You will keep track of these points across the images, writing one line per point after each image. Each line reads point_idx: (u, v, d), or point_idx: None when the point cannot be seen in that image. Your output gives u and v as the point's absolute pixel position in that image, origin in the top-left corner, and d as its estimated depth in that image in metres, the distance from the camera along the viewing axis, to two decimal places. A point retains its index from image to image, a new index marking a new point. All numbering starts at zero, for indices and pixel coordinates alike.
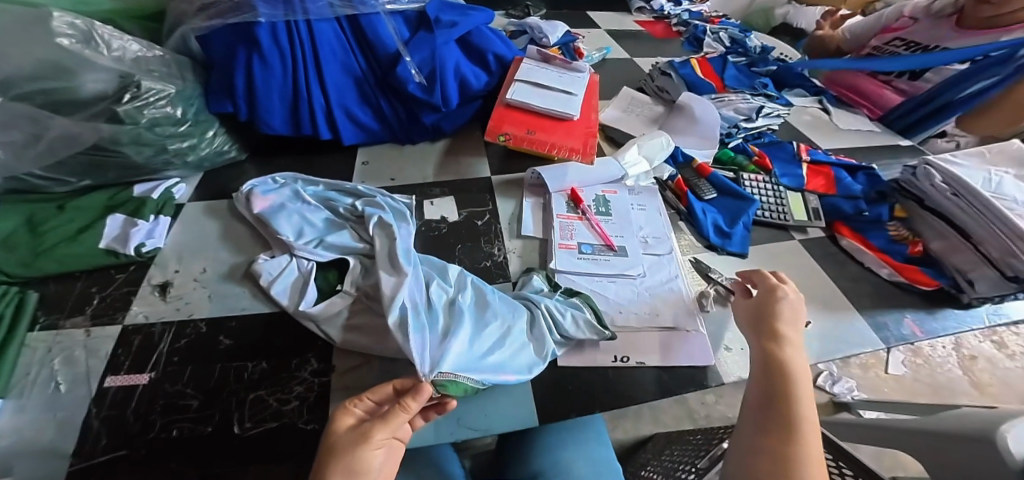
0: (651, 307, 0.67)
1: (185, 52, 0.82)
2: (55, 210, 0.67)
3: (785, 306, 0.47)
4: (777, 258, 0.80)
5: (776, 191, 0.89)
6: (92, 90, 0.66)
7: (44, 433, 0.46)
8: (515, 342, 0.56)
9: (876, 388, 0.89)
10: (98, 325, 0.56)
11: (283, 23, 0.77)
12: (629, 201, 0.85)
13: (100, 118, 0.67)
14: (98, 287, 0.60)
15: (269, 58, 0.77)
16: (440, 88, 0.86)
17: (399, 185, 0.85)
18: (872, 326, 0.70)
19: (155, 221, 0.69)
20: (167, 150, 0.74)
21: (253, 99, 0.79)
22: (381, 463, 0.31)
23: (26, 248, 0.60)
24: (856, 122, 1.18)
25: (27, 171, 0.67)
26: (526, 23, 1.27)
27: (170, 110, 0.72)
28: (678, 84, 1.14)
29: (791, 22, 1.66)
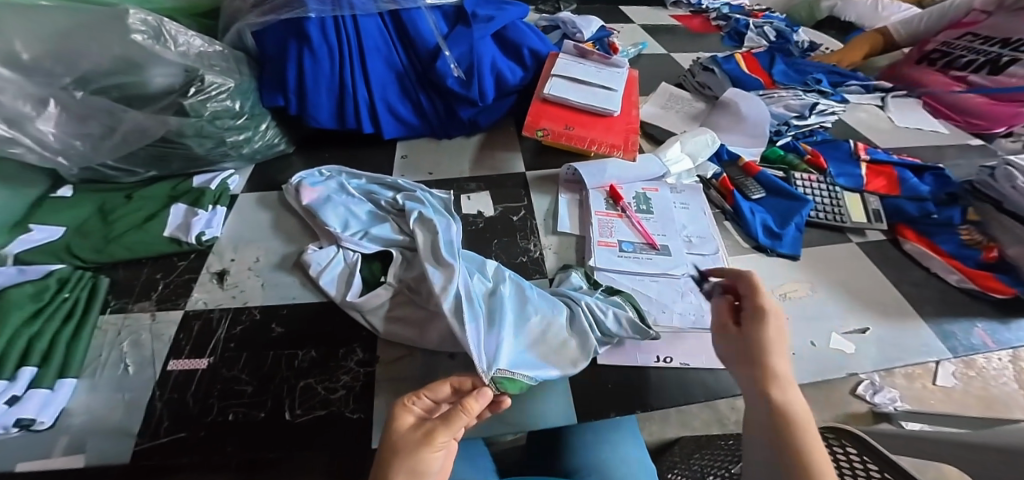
0: (697, 308, 0.66)
1: (240, 48, 0.85)
2: (124, 200, 0.70)
3: (774, 327, 0.38)
4: (829, 262, 0.77)
5: (832, 192, 0.86)
6: (160, 85, 0.69)
7: (114, 413, 0.48)
8: (556, 338, 0.56)
9: (922, 400, 0.81)
10: (162, 309, 0.58)
11: (331, 18, 0.79)
12: (672, 199, 0.84)
13: (166, 111, 0.70)
14: (162, 274, 0.63)
15: (318, 52, 0.79)
16: (478, 83, 0.86)
17: (437, 179, 0.85)
18: (938, 335, 0.66)
19: (213, 211, 0.71)
20: (225, 143, 0.76)
21: (302, 93, 0.81)
22: (439, 466, 0.29)
23: (98, 235, 0.64)
24: (918, 121, 1.12)
25: (102, 162, 0.72)
26: (559, 18, 1.25)
27: (229, 103, 0.74)
28: (722, 80, 1.12)
29: (839, 14, 1.58)
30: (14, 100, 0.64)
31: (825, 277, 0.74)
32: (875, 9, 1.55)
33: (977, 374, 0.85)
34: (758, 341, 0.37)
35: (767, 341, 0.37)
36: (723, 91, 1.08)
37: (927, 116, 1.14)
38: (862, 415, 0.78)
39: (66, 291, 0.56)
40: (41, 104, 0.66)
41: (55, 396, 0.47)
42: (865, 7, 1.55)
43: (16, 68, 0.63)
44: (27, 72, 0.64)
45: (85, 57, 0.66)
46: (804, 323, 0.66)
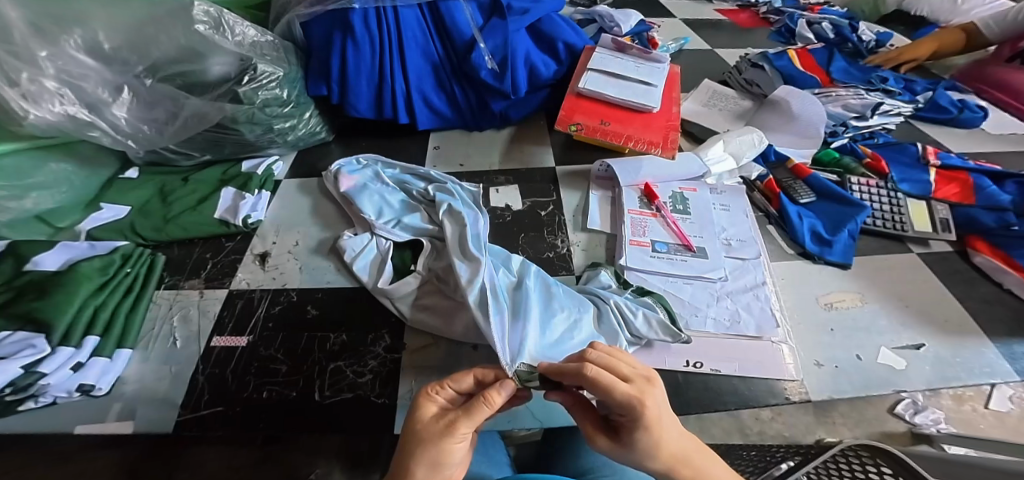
0: (733, 313, 0.63)
1: (290, 39, 0.87)
2: (180, 182, 0.74)
3: (652, 407, 0.28)
4: (883, 273, 0.72)
5: (893, 198, 0.81)
6: (218, 73, 0.73)
7: (162, 384, 0.51)
8: (583, 334, 0.55)
9: (970, 425, 0.58)
10: (210, 288, 0.61)
11: (374, 9, 0.80)
12: (711, 200, 0.81)
13: (221, 99, 0.73)
14: (212, 254, 0.66)
15: (360, 43, 0.80)
16: (511, 75, 0.86)
17: (467, 171, 0.85)
18: (1006, 356, 0.61)
19: (258, 195, 0.74)
20: (273, 130, 0.79)
21: (344, 83, 0.83)
22: (460, 456, 0.29)
23: (157, 215, 0.68)
24: (1007, 126, 1.05)
25: (164, 146, 0.76)
26: (597, 11, 1.21)
27: (279, 91, 0.77)
28: (772, 77, 1.07)
29: (909, 7, 1.48)
30: (95, 87, 0.69)
31: (878, 289, 0.69)
32: (950, 2, 1.44)
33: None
34: (648, 446, 0.28)
35: (657, 438, 0.28)
36: (773, 88, 1.03)
37: (1014, 121, 1.06)
38: (899, 435, 0.57)
39: (128, 266, 0.59)
40: (117, 91, 0.70)
41: (114, 364, 0.50)
42: (940, 2, 1.46)
43: (97, 57, 0.68)
44: (107, 60, 0.69)
45: (156, 46, 0.70)
46: (850, 335, 0.63)
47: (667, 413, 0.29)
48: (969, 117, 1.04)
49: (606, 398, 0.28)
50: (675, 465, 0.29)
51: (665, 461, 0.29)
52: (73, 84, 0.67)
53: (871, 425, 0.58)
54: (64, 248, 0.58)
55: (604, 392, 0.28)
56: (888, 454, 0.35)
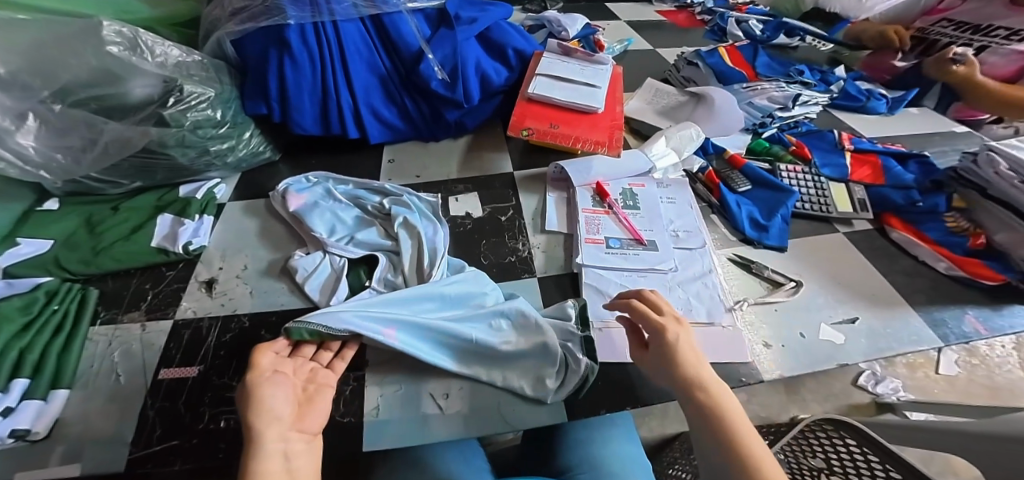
0: (685, 301, 0.66)
1: (222, 57, 0.85)
2: (110, 212, 0.70)
3: (685, 339, 0.45)
4: (816, 252, 0.78)
5: (817, 183, 0.87)
6: (140, 95, 0.70)
7: (107, 424, 0.47)
8: (430, 331, 0.53)
9: (925, 389, 0.83)
10: (152, 319, 0.58)
11: (311, 24, 0.79)
12: (659, 194, 0.84)
13: (146, 122, 0.70)
14: (151, 284, 0.62)
15: (298, 58, 0.79)
16: (463, 85, 0.86)
17: (424, 182, 0.85)
18: (930, 324, 0.68)
19: (199, 220, 0.71)
20: (208, 152, 0.76)
21: (285, 101, 0.81)
22: (274, 393, 0.39)
23: (86, 247, 0.64)
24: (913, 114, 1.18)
25: (84, 175, 0.71)
26: (545, 17, 1.25)
27: (211, 112, 0.74)
28: (706, 75, 1.13)
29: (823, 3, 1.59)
30: None
31: (816, 269, 0.75)
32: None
33: (981, 362, 0.85)
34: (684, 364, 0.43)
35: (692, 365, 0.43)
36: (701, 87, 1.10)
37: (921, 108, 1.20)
38: (864, 406, 0.82)
39: (55, 303, 0.55)
40: (20, 118, 0.65)
41: (49, 406, 0.47)
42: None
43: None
44: (4, 85, 0.64)
45: (62, 72, 0.66)
46: (792, 315, 0.67)
47: (693, 350, 0.45)
48: (874, 105, 1.15)
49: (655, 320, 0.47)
50: (694, 386, 0.41)
51: (687, 377, 0.42)
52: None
53: (839, 400, 0.83)
54: None
55: (650, 317, 0.47)
56: (845, 423, 0.49)
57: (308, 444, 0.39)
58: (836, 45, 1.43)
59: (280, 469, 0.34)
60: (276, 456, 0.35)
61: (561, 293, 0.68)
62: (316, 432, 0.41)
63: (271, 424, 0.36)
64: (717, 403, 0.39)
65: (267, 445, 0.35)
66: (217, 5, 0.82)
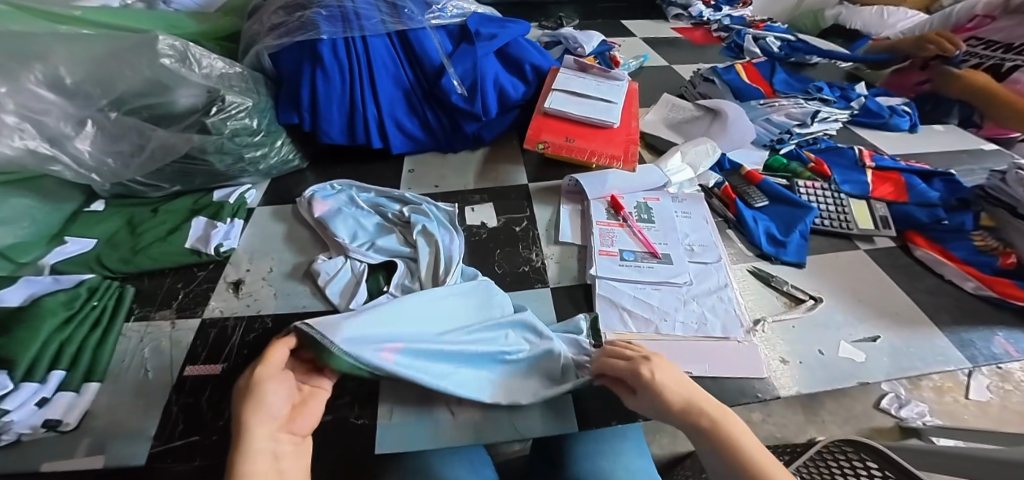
0: (699, 315, 0.66)
1: (260, 70, 0.89)
2: (149, 214, 0.74)
3: (662, 370, 0.45)
4: (835, 269, 0.77)
5: (837, 199, 0.87)
6: (185, 104, 0.73)
7: (134, 417, 0.49)
8: (435, 357, 0.50)
9: (954, 415, 0.79)
10: (182, 317, 0.61)
11: (342, 39, 0.83)
12: (673, 208, 0.85)
13: (189, 130, 0.73)
14: (183, 284, 0.65)
15: (330, 71, 0.82)
16: (481, 98, 0.89)
17: (442, 192, 0.87)
18: (957, 344, 0.66)
19: (230, 223, 0.74)
20: (243, 159, 0.80)
21: (315, 111, 0.84)
22: (274, 392, 0.40)
23: (126, 247, 0.67)
24: (938, 132, 1.17)
25: (131, 178, 0.74)
26: (561, 33, 1.28)
27: (248, 121, 0.78)
28: (722, 91, 1.14)
29: (845, 21, 1.73)
30: (56, 122, 0.68)
31: (836, 286, 0.74)
32: (879, 16, 1.69)
33: (1015, 388, 0.82)
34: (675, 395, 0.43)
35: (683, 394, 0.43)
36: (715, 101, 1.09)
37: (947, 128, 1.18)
38: (888, 430, 0.79)
39: (95, 299, 0.58)
40: (80, 124, 0.70)
41: (81, 398, 0.49)
42: (871, 16, 1.70)
43: (59, 91, 0.68)
44: (68, 94, 0.69)
45: (119, 84, 0.71)
46: (809, 332, 0.66)
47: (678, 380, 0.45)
48: (897, 122, 1.15)
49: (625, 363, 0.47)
50: (694, 410, 0.41)
51: (682, 404, 0.42)
52: (34, 118, 0.66)
53: (860, 422, 0.81)
54: (26, 284, 0.57)
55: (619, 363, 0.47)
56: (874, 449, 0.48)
57: (295, 445, 0.41)
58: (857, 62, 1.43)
59: (266, 469, 0.36)
60: (265, 457, 0.36)
61: (574, 305, 0.68)
62: (306, 434, 0.43)
63: (264, 423, 0.38)
64: (722, 424, 0.40)
65: (257, 443, 0.36)
66: (257, 22, 0.88)
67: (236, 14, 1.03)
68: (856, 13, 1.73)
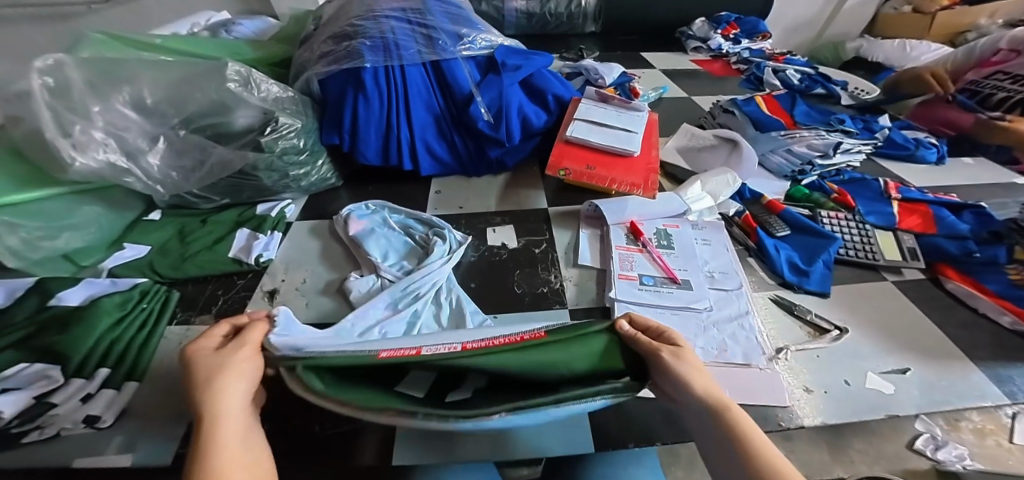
0: (719, 341, 0.65)
1: (308, 94, 0.95)
2: (199, 224, 0.79)
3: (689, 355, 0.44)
4: (863, 300, 0.75)
5: (862, 230, 0.85)
6: (242, 124, 0.79)
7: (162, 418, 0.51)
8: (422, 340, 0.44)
9: (997, 460, 0.73)
10: (219, 323, 0.63)
11: (382, 67, 0.89)
12: (693, 236, 0.85)
13: (246, 148, 0.79)
14: (223, 290, 0.68)
15: (370, 96, 0.88)
16: (505, 125, 0.92)
17: (466, 213, 0.90)
18: (994, 379, 0.63)
19: (270, 235, 0.78)
20: (288, 176, 0.84)
21: (354, 133, 0.89)
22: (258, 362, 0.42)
23: (176, 254, 0.72)
24: (966, 165, 1.15)
25: (188, 191, 0.80)
26: (583, 65, 1.33)
27: (297, 141, 0.83)
28: (742, 122, 1.13)
29: (867, 54, 1.86)
30: (134, 137, 0.74)
31: (866, 318, 0.72)
32: (902, 50, 1.80)
33: None
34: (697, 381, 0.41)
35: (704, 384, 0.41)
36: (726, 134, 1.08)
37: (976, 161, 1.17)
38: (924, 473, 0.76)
39: (145, 302, 0.62)
40: (154, 141, 0.75)
41: (120, 396, 0.51)
42: (894, 49, 1.81)
43: (140, 111, 0.74)
44: (147, 114, 0.75)
45: (191, 103, 0.77)
46: (836, 362, 0.65)
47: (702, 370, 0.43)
48: (925, 153, 1.14)
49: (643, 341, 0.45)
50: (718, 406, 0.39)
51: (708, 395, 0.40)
52: (117, 134, 0.72)
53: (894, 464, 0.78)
54: (87, 285, 0.61)
55: (639, 335, 0.45)
56: None
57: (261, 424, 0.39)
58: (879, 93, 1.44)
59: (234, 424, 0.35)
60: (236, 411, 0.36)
61: None
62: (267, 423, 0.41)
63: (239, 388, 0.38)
64: (745, 428, 0.38)
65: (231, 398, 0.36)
66: (308, 51, 0.95)
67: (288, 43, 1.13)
68: (879, 46, 1.85)
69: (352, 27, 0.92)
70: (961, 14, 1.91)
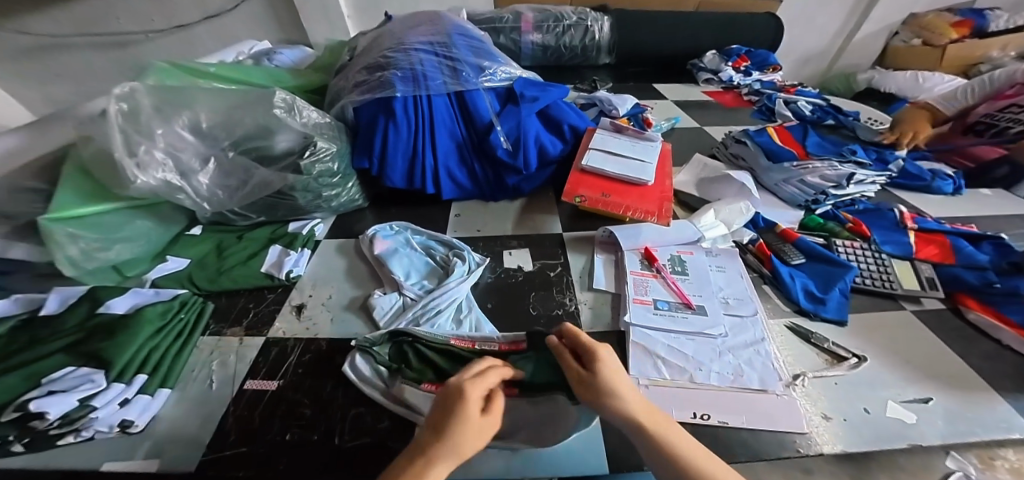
0: (735, 367, 0.65)
1: (342, 120, 1.00)
2: (235, 240, 0.82)
3: (616, 378, 0.50)
4: (881, 329, 0.74)
5: (878, 259, 0.84)
6: (283, 148, 0.84)
7: (191, 426, 0.53)
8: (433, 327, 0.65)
9: None
10: (249, 335, 0.65)
11: (411, 97, 0.94)
12: (707, 262, 0.85)
13: (286, 171, 0.84)
14: (254, 304, 0.71)
15: (400, 124, 0.92)
16: (523, 154, 0.96)
17: (484, 236, 0.93)
18: (1020, 412, 0.63)
19: (301, 252, 0.81)
20: (321, 197, 0.89)
21: (383, 158, 0.94)
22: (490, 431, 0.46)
23: (212, 267, 0.75)
24: (984, 197, 1.15)
25: (229, 208, 0.83)
26: (597, 96, 1.37)
27: (332, 165, 0.87)
28: (754, 153, 1.14)
29: (880, 85, 1.93)
30: (189, 158, 0.78)
31: (885, 347, 0.71)
32: (915, 81, 1.86)
33: None
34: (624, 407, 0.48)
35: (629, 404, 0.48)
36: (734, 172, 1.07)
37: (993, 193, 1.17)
38: None
39: (182, 312, 0.64)
40: (205, 162, 0.80)
41: (154, 402, 0.54)
42: (906, 80, 1.87)
43: (196, 133, 0.79)
44: (203, 136, 0.80)
45: (240, 127, 0.82)
46: (854, 389, 0.64)
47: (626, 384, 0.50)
48: (940, 184, 1.14)
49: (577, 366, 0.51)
50: (645, 425, 0.47)
51: (635, 417, 0.48)
52: (175, 155, 0.76)
53: None
54: (133, 294, 0.64)
55: (572, 367, 0.51)
56: None
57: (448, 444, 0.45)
58: (892, 122, 1.47)
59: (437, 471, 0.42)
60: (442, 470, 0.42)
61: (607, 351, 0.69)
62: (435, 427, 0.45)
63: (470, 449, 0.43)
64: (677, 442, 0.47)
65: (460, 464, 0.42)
66: (345, 79, 1.01)
67: (324, 72, 1.20)
68: (890, 78, 1.93)
69: (386, 59, 0.98)
70: (973, 46, 1.93)
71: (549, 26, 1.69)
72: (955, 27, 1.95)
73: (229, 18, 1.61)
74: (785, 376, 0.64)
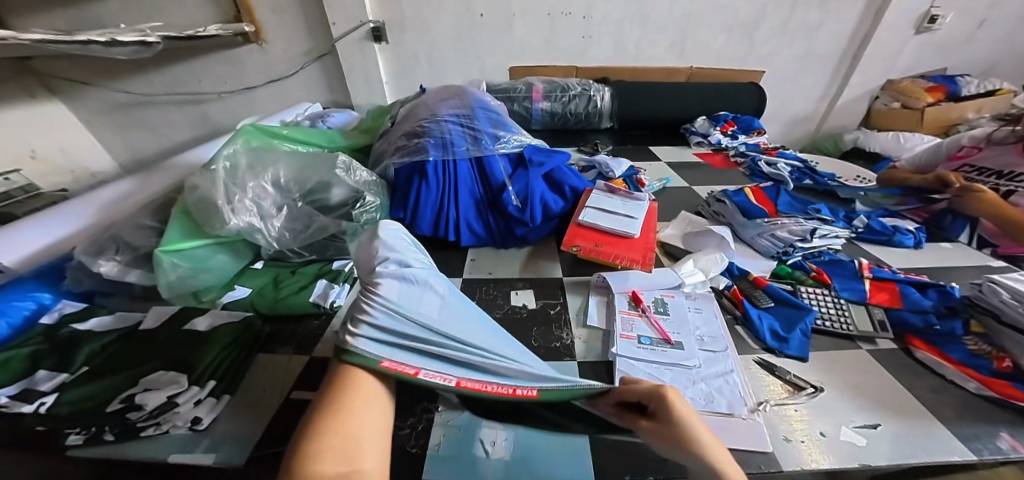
0: (708, 394, 0.76)
1: (382, 177, 1.17)
2: (290, 274, 0.93)
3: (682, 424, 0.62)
4: (840, 365, 0.84)
5: (837, 304, 0.96)
6: (338, 199, 1.01)
7: (249, 427, 0.64)
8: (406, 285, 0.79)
9: None
10: (298, 354, 0.77)
11: (439, 160, 1.11)
12: (686, 305, 0.97)
13: (340, 218, 1.00)
14: (302, 329, 0.82)
15: (429, 182, 1.09)
16: (530, 210, 1.10)
17: (494, 278, 1.06)
18: (959, 437, 0.72)
19: (343, 286, 0.91)
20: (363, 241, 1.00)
21: (413, 210, 1.09)
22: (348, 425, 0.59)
23: (268, 297, 0.86)
24: (947, 249, 1.28)
25: (289, 248, 0.95)
26: (596, 160, 1.54)
27: (375, 214, 1.02)
28: (731, 210, 1.27)
29: (865, 145, 2.16)
30: (269, 205, 0.94)
31: (845, 380, 0.81)
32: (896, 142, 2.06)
33: None
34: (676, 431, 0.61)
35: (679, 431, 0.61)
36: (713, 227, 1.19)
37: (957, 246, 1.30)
38: None
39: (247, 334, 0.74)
40: (279, 209, 0.96)
41: (217, 405, 0.65)
42: (888, 140, 2.11)
43: (276, 187, 0.97)
44: (280, 189, 0.98)
45: (309, 182, 1.01)
46: (816, 415, 0.74)
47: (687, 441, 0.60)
48: (901, 238, 1.26)
49: (627, 385, 0.67)
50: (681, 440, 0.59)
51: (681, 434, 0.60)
52: (258, 203, 0.93)
53: None
54: (212, 313, 0.75)
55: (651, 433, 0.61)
56: None
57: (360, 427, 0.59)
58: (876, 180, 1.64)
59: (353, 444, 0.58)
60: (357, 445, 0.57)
61: (597, 378, 0.80)
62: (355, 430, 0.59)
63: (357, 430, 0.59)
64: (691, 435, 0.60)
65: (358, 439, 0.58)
66: (387, 144, 1.21)
67: (368, 133, 1.39)
68: (874, 138, 2.16)
69: (421, 128, 1.17)
70: (948, 110, 2.14)
71: (556, 96, 1.90)
72: (929, 93, 2.19)
73: (287, 83, 1.91)
74: (753, 401, 0.74)
